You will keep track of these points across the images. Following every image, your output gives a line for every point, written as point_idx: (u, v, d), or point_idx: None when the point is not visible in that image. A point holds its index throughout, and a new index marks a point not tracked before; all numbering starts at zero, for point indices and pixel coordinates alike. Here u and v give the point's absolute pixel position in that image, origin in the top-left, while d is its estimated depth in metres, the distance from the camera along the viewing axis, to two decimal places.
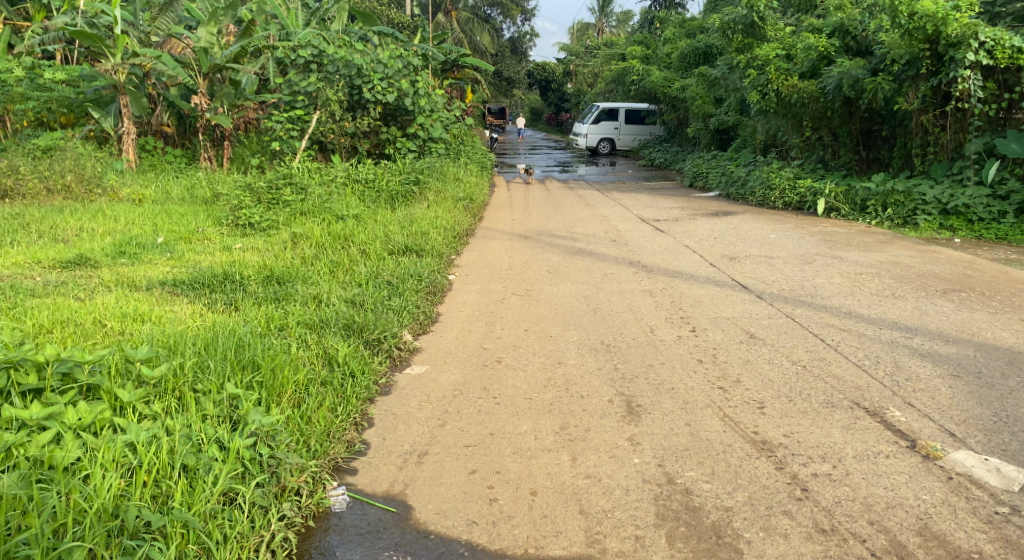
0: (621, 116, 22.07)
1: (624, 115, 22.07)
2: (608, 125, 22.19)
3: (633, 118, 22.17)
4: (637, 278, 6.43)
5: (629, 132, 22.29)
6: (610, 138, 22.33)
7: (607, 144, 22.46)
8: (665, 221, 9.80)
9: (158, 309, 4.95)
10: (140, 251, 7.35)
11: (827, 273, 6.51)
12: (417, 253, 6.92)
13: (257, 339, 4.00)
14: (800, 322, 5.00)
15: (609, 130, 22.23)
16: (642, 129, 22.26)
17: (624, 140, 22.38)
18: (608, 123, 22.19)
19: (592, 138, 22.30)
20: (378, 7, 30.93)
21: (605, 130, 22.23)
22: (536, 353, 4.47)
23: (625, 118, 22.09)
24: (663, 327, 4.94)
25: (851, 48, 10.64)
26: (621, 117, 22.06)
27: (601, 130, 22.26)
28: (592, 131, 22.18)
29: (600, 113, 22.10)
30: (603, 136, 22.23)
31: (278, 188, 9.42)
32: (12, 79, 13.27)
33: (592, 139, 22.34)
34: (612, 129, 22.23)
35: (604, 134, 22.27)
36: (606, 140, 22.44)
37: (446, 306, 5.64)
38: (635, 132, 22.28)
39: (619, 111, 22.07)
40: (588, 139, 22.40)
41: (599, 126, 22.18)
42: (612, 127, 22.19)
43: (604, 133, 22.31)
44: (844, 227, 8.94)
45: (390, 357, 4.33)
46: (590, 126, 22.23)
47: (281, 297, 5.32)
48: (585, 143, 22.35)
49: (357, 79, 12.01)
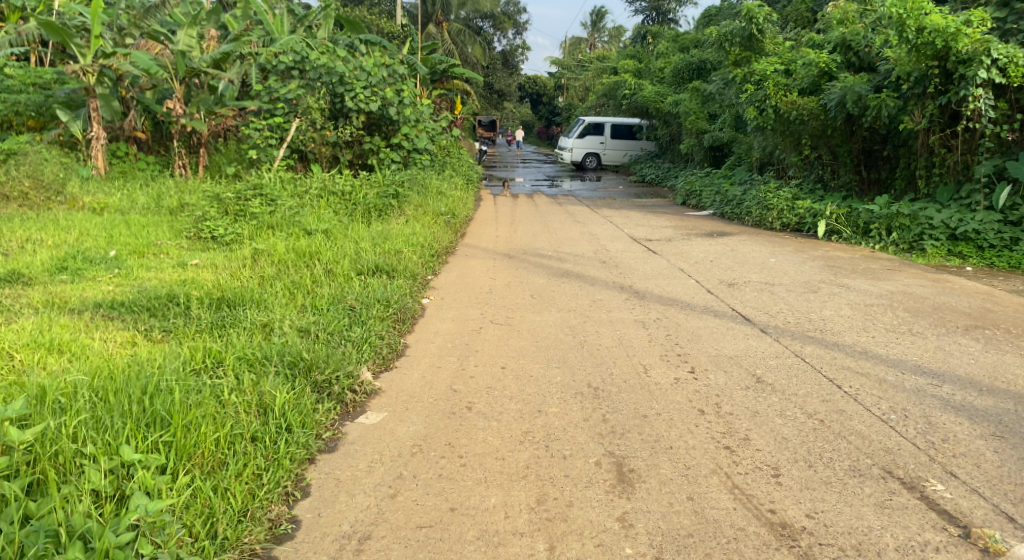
0: (607, 130, 21.64)
1: (609, 130, 21.64)
2: (594, 140, 21.74)
3: (620, 133, 21.71)
4: (629, 305, 5.85)
5: (616, 147, 21.85)
6: (596, 153, 21.87)
7: (593, 159, 21.98)
8: (658, 241, 9.26)
9: (81, 338, 4.38)
10: (86, 266, 6.74)
11: (835, 304, 5.98)
12: (388, 274, 6.32)
13: (183, 383, 3.43)
14: (811, 363, 4.45)
15: (595, 145, 21.80)
16: (630, 144, 21.80)
17: (610, 155, 21.95)
18: (594, 138, 21.75)
19: (577, 152, 21.80)
20: (368, 17, 30.61)
21: (592, 145, 21.79)
22: (511, 397, 3.87)
23: (611, 133, 21.63)
24: (658, 366, 4.36)
25: (853, 64, 10.22)
26: (607, 131, 21.62)
27: (587, 145, 21.81)
28: (577, 146, 21.68)
29: (585, 126, 21.69)
30: (589, 151, 21.77)
31: (247, 199, 8.88)
32: None
33: (578, 154, 21.83)
34: (598, 144, 21.81)
35: (589, 149, 21.81)
36: (592, 155, 21.96)
37: (415, 336, 5.04)
38: (623, 146, 21.83)
39: (605, 125, 21.66)
40: (574, 154, 21.90)
41: (585, 141, 21.70)
42: (598, 142, 21.74)
43: (591, 147, 21.84)
44: (846, 251, 8.45)
45: (342, 403, 3.72)
46: (576, 141, 21.75)
47: (226, 326, 4.75)
48: (571, 158, 21.84)
49: (339, 87, 11.46)
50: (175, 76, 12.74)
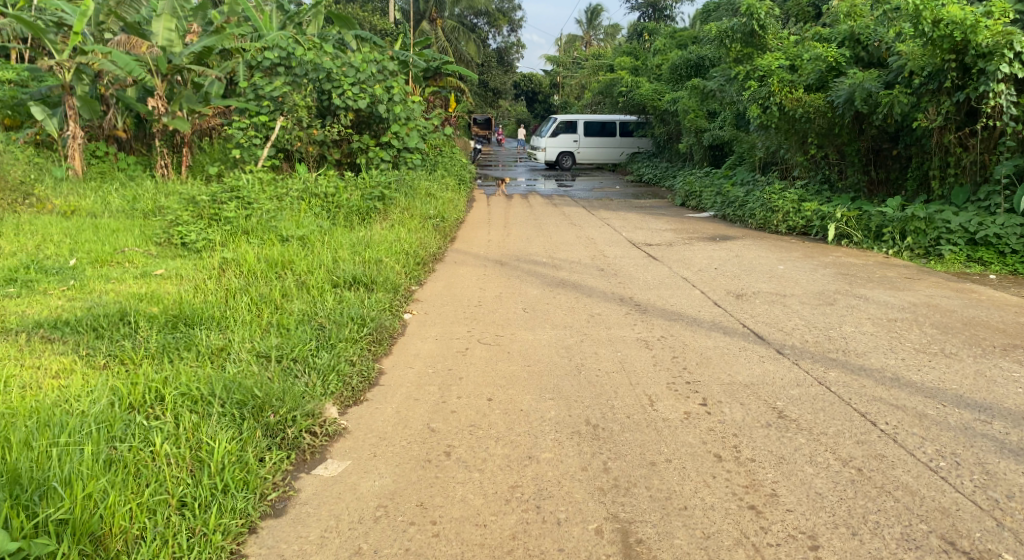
0: (580, 128, 21.24)
1: (582, 128, 21.24)
2: (568, 138, 21.31)
3: (592, 130, 21.32)
4: (630, 321, 5.32)
5: (589, 144, 21.48)
6: (570, 152, 21.41)
7: (568, 157, 21.62)
8: (658, 246, 8.74)
9: (8, 370, 3.90)
10: (38, 276, 6.24)
11: (854, 318, 5.46)
12: (367, 286, 5.75)
13: (103, 431, 2.93)
14: (837, 393, 3.89)
15: (569, 143, 21.41)
16: (604, 141, 21.42)
17: (584, 152, 21.52)
18: (567, 136, 21.34)
19: (551, 151, 21.34)
20: (360, 14, 30.06)
21: (565, 143, 21.36)
22: (496, 439, 3.34)
23: (584, 131, 21.25)
24: (665, 398, 3.82)
25: (861, 59, 9.67)
26: (581, 129, 21.23)
27: (560, 144, 21.41)
28: (551, 144, 21.27)
29: (559, 124, 21.33)
30: (563, 149, 21.32)
31: (222, 202, 8.34)
32: None
33: (551, 153, 21.36)
34: (572, 143, 21.40)
35: (562, 148, 21.37)
36: (567, 153, 21.55)
37: (392, 360, 4.51)
38: (596, 144, 21.53)
39: (578, 123, 21.27)
40: (548, 154, 21.43)
41: (558, 139, 21.25)
42: (572, 140, 21.30)
43: (564, 146, 21.41)
44: (859, 257, 7.94)
45: (298, 449, 3.21)
46: (550, 140, 21.34)
47: (177, 351, 4.25)
48: (545, 157, 21.42)
49: (326, 84, 10.83)
50: (158, 73, 12.06)
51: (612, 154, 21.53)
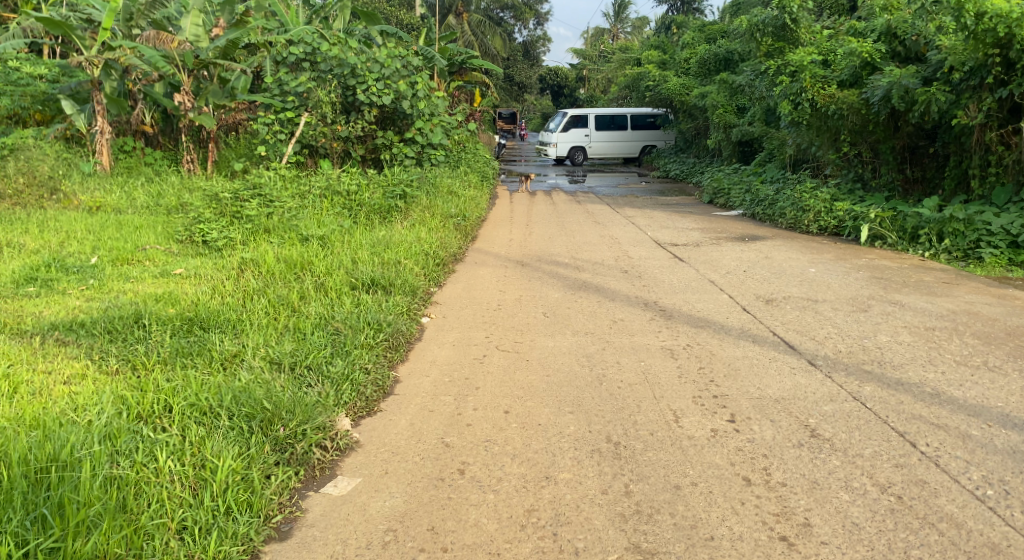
0: (592, 123, 21.09)
1: (593, 122, 21.11)
2: (579, 133, 21.16)
3: (604, 124, 21.15)
4: (654, 328, 5.15)
5: (601, 138, 21.37)
6: (582, 147, 21.30)
7: (579, 152, 21.58)
8: (685, 246, 8.54)
9: (20, 375, 3.86)
10: (59, 275, 6.22)
11: (890, 326, 5.23)
12: (385, 289, 5.64)
13: (107, 444, 2.86)
14: (874, 409, 3.68)
15: (580, 138, 21.32)
16: (617, 135, 21.29)
17: (596, 147, 21.44)
18: (578, 131, 21.21)
19: (563, 147, 21.13)
20: (387, 8, 30.03)
21: (576, 138, 21.24)
22: (513, 456, 3.20)
23: (596, 125, 21.09)
24: (691, 414, 3.65)
25: (898, 54, 9.38)
26: (592, 123, 21.06)
27: (572, 139, 21.27)
28: (563, 139, 21.06)
29: (569, 119, 21.09)
30: (575, 144, 21.20)
31: (243, 200, 8.27)
32: None
33: (563, 148, 21.18)
34: (583, 137, 21.32)
35: (574, 143, 21.26)
36: (577, 149, 21.48)
37: (408, 367, 4.39)
38: (608, 138, 21.39)
39: (588, 117, 21.14)
40: (559, 150, 21.22)
41: (570, 134, 21.09)
42: (583, 134, 21.15)
43: (576, 141, 21.28)
44: (893, 260, 7.67)
45: (307, 464, 3.10)
46: (561, 135, 21.09)
47: (189, 356, 4.17)
48: (556, 152, 21.19)
49: (351, 80, 10.69)
50: (184, 68, 12.06)
51: (625, 147, 21.38)
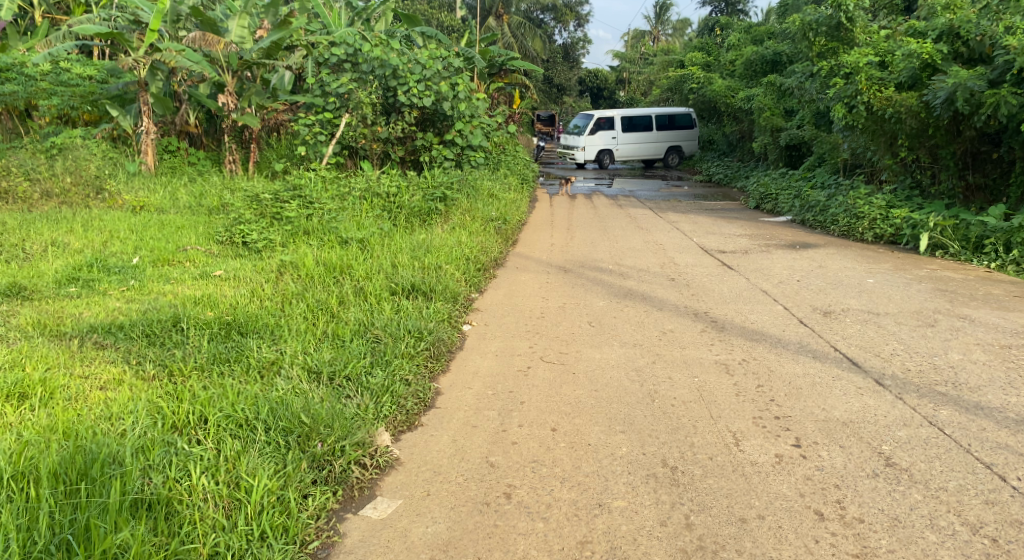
0: (618, 125, 20.64)
1: (620, 123, 20.65)
2: (607, 135, 20.66)
3: (630, 125, 20.72)
4: (706, 340, 4.90)
5: (628, 141, 20.94)
6: (610, 150, 20.82)
7: (607, 156, 21.00)
8: (733, 254, 8.24)
9: (56, 378, 3.77)
10: (101, 275, 6.18)
11: (962, 343, 4.90)
12: (425, 295, 5.47)
13: (140, 457, 2.74)
14: (953, 436, 3.41)
15: (607, 141, 20.81)
16: (643, 136, 20.89)
17: (623, 149, 20.99)
18: (606, 133, 20.70)
19: (591, 150, 20.66)
20: (428, 11, 30.07)
21: (604, 141, 20.72)
22: (562, 479, 3.00)
23: (624, 127, 20.65)
24: (752, 436, 3.40)
25: (961, 55, 8.87)
26: (618, 125, 20.60)
27: (599, 142, 20.75)
28: (591, 143, 20.59)
29: (595, 121, 20.62)
30: (602, 148, 20.70)
31: (284, 201, 8.20)
32: (37, 71, 11.82)
33: (591, 152, 20.68)
34: (610, 140, 20.78)
35: (603, 146, 20.75)
36: (605, 152, 20.95)
37: (450, 379, 4.20)
38: (634, 140, 20.96)
39: (614, 119, 20.70)
40: (587, 153, 20.70)
41: (597, 137, 20.58)
42: (611, 137, 20.70)
43: (602, 144, 20.80)
44: (957, 270, 7.29)
45: (346, 484, 2.94)
46: (589, 138, 20.60)
47: (227, 363, 4.05)
48: (585, 156, 20.67)
49: (391, 80, 10.54)
50: (228, 69, 12.07)
51: (651, 148, 21.01)
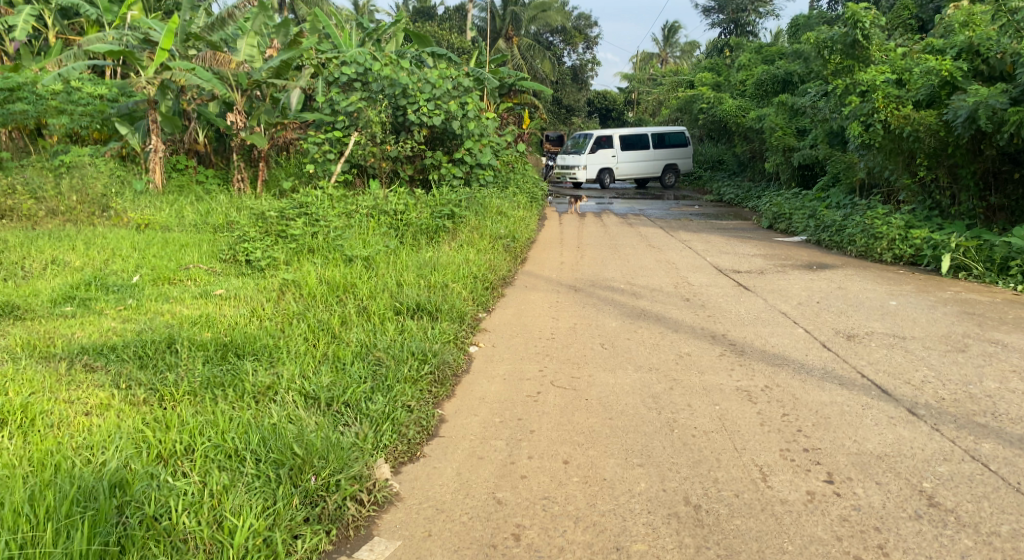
0: (618, 143, 20.44)
1: (619, 142, 20.45)
2: (606, 154, 20.41)
3: (630, 143, 20.57)
4: (725, 365, 4.65)
5: (628, 159, 20.73)
6: (610, 168, 20.57)
7: (607, 174, 20.74)
8: (749, 274, 7.99)
9: (40, 403, 3.56)
10: (98, 294, 5.98)
11: (994, 370, 4.64)
12: (431, 315, 5.25)
13: (116, 492, 2.51)
14: (999, 472, 3.14)
15: (607, 159, 20.57)
16: (643, 154, 20.79)
17: (624, 167, 20.75)
18: (606, 152, 20.46)
19: (591, 169, 20.40)
20: (439, 32, 30.14)
21: (604, 159, 20.48)
22: (576, 519, 2.76)
23: (623, 145, 20.46)
24: (781, 472, 3.14)
25: (981, 73, 8.63)
26: (618, 143, 20.36)
27: (599, 160, 20.50)
28: (591, 161, 20.32)
29: (594, 140, 20.36)
30: (603, 166, 20.44)
31: (289, 219, 8.03)
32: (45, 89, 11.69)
33: (592, 170, 20.40)
34: (610, 158, 20.54)
35: (603, 164, 20.49)
36: (605, 170, 20.68)
37: (455, 405, 3.96)
38: (634, 158, 20.83)
39: (613, 137, 20.49)
40: (588, 171, 20.41)
41: (597, 155, 20.31)
42: (611, 155, 20.47)
43: (602, 162, 20.55)
44: (983, 293, 7.03)
45: (341, 522, 2.71)
46: (589, 157, 20.33)
47: (220, 387, 3.83)
48: (585, 175, 20.37)
49: (401, 100, 10.42)
50: (238, 88, 11.96)
51: (650, 166, 20.96)
